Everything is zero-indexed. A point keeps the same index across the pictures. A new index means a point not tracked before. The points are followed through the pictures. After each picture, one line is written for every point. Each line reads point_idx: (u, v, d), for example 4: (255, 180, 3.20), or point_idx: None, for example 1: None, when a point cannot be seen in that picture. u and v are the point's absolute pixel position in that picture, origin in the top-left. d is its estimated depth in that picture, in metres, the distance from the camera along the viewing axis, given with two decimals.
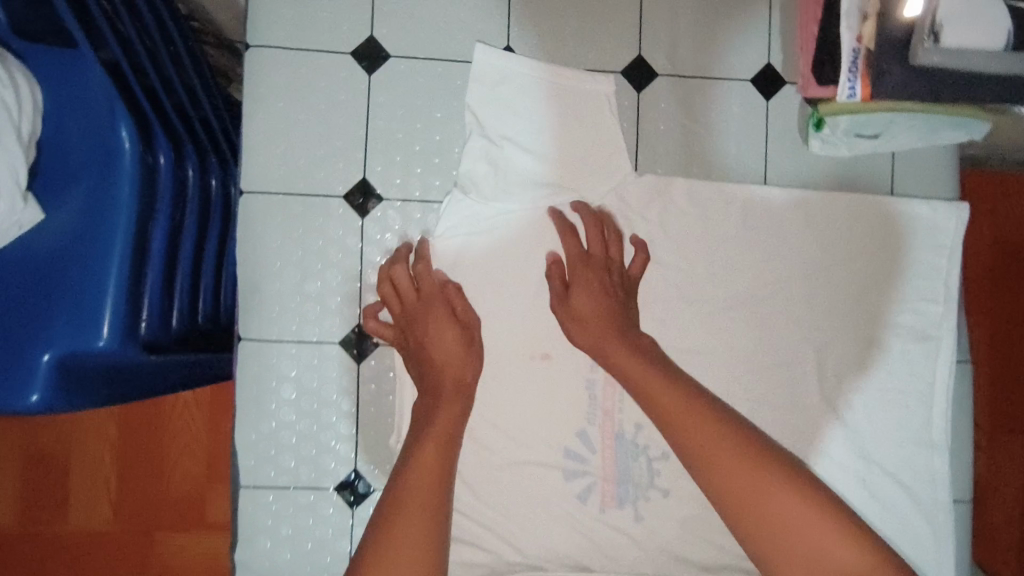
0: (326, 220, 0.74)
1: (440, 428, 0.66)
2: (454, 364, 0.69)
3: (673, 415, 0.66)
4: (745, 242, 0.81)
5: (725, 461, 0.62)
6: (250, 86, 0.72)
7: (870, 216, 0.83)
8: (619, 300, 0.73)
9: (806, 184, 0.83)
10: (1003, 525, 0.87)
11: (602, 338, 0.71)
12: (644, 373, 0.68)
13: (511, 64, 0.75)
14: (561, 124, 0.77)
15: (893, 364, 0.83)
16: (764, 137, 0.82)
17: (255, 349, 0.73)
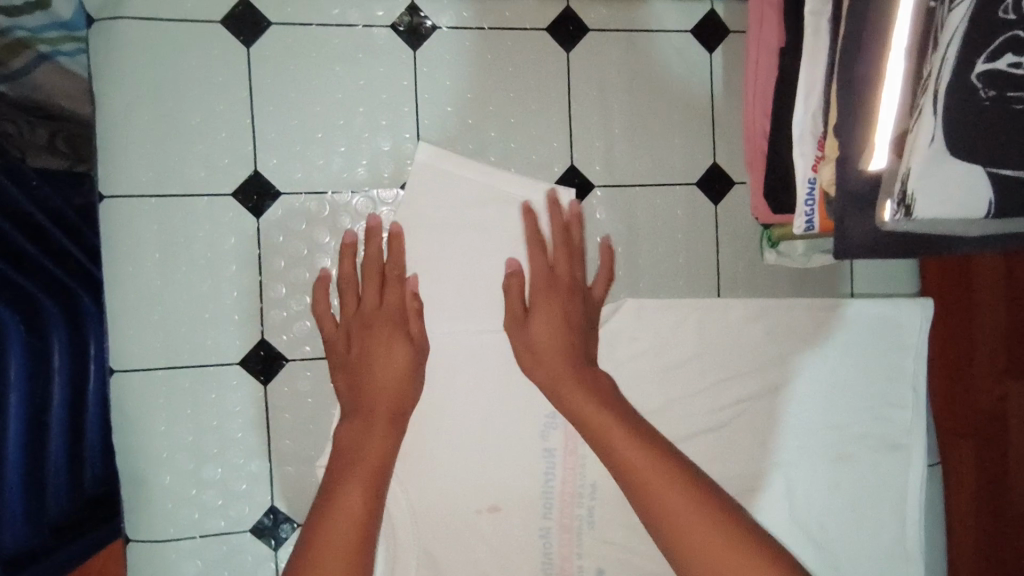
0: (221, 389, 0.63)
1: (369, 457, 0.57)
2: (392, 391, 0.60)
3: (611, 444, 0.57)
4: (706, 364, 0.72)
5: (658, 485, 0.53)
6: (113, 243, 0.61)
7: (845, 325, 0.74)
8: (582, 340, 0.63)
9: (770, 291, 0.74)
10: None
11: (568, 368, 0.61)
12: (580, 390, 0.60)
13: (450, 176, 0.66)
14: (494, 239, 0.67)
15: (864, 478, 0.74)
16: (715, 244, 0.73)
17: (150, 549, 0.63)
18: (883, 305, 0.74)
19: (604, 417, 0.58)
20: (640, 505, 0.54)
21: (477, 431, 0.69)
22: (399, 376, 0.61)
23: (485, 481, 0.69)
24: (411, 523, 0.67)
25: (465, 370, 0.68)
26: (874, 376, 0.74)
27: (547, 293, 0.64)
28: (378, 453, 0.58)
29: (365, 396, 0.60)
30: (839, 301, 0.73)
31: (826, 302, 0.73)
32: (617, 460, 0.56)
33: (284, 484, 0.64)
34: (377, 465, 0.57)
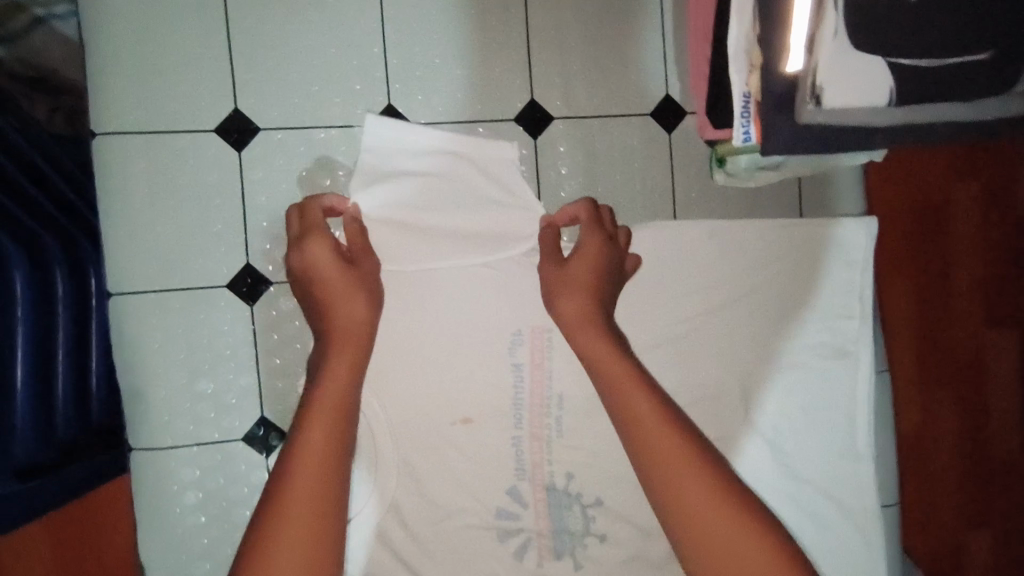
0: (210, 311, 0.69)
1: (331, 390, 0.57)
2: (351, 309, 0.60)
3: (623, 392, 0.58)
4: (666, 282, 0.77)
5: (667, 449, 0.54)
6: (103, 176, 0.66)
7: (798, 250, 0.79)
8: (604, 289, 0.65)
9: (723, 214, 0.79)
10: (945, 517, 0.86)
11: (588, 310, 0.63)
12: (596, 340, 0.62)
13: (402, 133, 0.70)
14: (452, 187, 0.72)
15: (814, 384, 0.79)
16: (670, 170, 0.78)
17: (149, 458, 0.69)
18: (836, 231, 0.79)
19: (619, 365, 0.60)
20: (637, 453, 0.56)
21: (449, 348, 0.74)
22: (347, 293, 0.61)
23: (457, 394, 0.74)
24: (387, 431, 0.73)
25: (435, 291, 0.74)
26: (828, 295, 0.79)
27: (603, 244, 0.67)
28: (340, 385, 0.57)
29: (326, 319, 0.60)
30: (791, 220, 0.79)
31: (781, 226, 0.78)
32: (623, 406, 0.57)
33: (273, 397, 0.70)
34: (344, 402, 0.56)
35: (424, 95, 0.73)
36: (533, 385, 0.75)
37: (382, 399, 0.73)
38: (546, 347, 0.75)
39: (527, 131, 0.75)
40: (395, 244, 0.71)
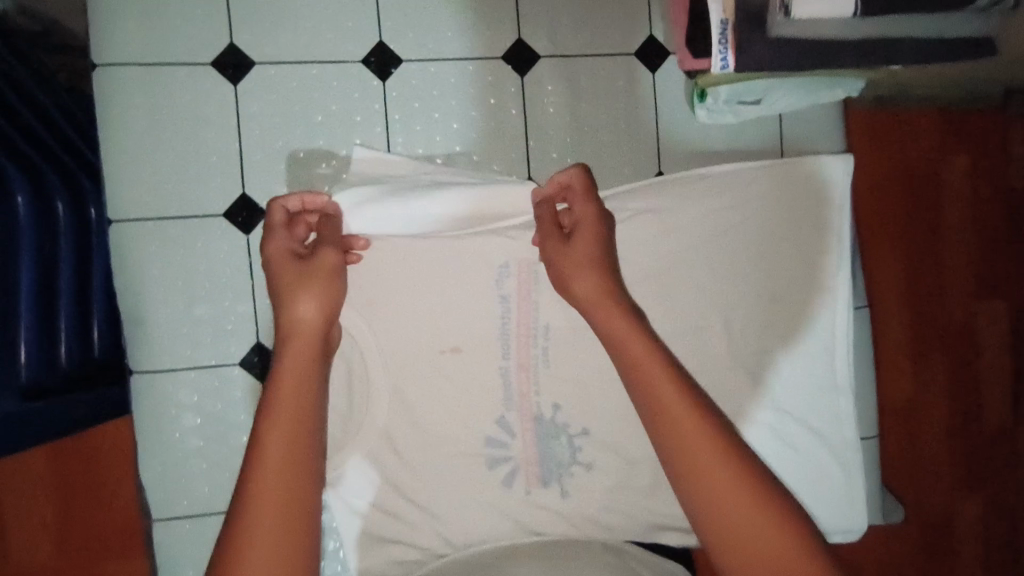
0: (207, 239, 0.71)
1: (286, 406, 0.45)
2: (301, 304, 0.50)
3: (642, 378, 0.50)
4: (651, 218, 0.79)
5: (718, 474, 0.46)
6: (103, 107, 0.69)
7: (778, 193, 0.81)
8: (613, 263, 0.59)
9: (706, 154, 0.82)
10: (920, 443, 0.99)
11: (605, 292, 0.56)
12: (622, 323, 0.54)
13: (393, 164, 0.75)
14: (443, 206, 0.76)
15: (794, 317, 0.81)
16: (654, 110, 0.80)
17: (150, 381, 0.72)
18: (816, 178, 0.81)
19: (636, 344, 0.52)
20: (663, 448, 0.48)
21: (438, 279, 0.76)
22: (307, 277, 0.51)
23: (446, 326, 0.77)
24: (378, 361, 0.76)
25: (426, 226, 0.76)
26: (806, 230, 0.81)
27: (598, 218, 0.61)
28: (295, 406, 0.45)
29: (278, 318, 0.50)
30: (766, 172, 0.81)
31: (760, 172, 0.81)
32: (646, 392, 0.50)
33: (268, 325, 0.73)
34: (301, 422, 0.45)
35: (414, 34, 0.75)
36: (519, 317, 0.77)
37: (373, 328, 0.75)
38: (533, 282, 0.77)
39: (514, 70, 0.77)
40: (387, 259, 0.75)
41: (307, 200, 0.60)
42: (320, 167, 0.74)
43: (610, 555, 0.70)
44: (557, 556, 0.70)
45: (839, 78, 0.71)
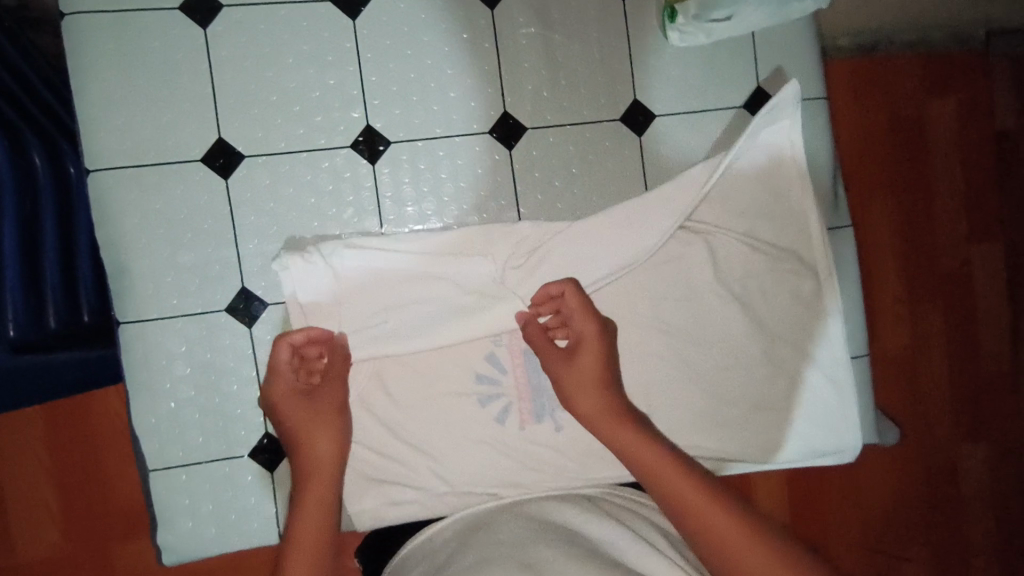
0: (187, 185, 0.72)
1: (314, 521, 0.61)
2: (321, 443, 0.66)
3: (651, 472, 0.62)
4: (626, 150, 0.80)
5: (703, 511, 0.57)
6: (76, 56, 0.70)
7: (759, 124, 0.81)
8: (613, 374, 0.70)
9: (683, 79, 0.80)
10: (912, 344, 1.19)
11: (604, 410, 0.67)
12: (634, 439, 0.64)
13: (367, 255, 0.73)
14: (418, 285, 0.75)
15: (772, 240, 0.81)
16: (625, 37, 0.80)
17: (138, 330, 0.71)
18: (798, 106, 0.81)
19: (648, 450, 0.63)
20: (692, 536, 0.56)
21: (420, 215, 0.77)
22: (312, 423, 0.67)
23: (429, 277, 0.75)
24: (362, 308, 0.74)
25: (405, 163, 0.76)
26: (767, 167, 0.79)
27: (598, 334, 0.71)
28: (320, 513, 0.62)
29: (300, 460, 0.65)
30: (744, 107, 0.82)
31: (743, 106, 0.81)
32: (665, 488, 0.60)
33: (252, 268, 0.74)
34: (321, 537, 0.61)
35: None
36: (503, 256, 0.76)
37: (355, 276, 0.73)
38: (512, 237, 0.76)
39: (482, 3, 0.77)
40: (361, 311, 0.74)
41: (320, 334, 0.71)
42: (295, 106, 0.74)
43: (611, 504, 0.69)
44: (561, 505, 0.69)
45: None
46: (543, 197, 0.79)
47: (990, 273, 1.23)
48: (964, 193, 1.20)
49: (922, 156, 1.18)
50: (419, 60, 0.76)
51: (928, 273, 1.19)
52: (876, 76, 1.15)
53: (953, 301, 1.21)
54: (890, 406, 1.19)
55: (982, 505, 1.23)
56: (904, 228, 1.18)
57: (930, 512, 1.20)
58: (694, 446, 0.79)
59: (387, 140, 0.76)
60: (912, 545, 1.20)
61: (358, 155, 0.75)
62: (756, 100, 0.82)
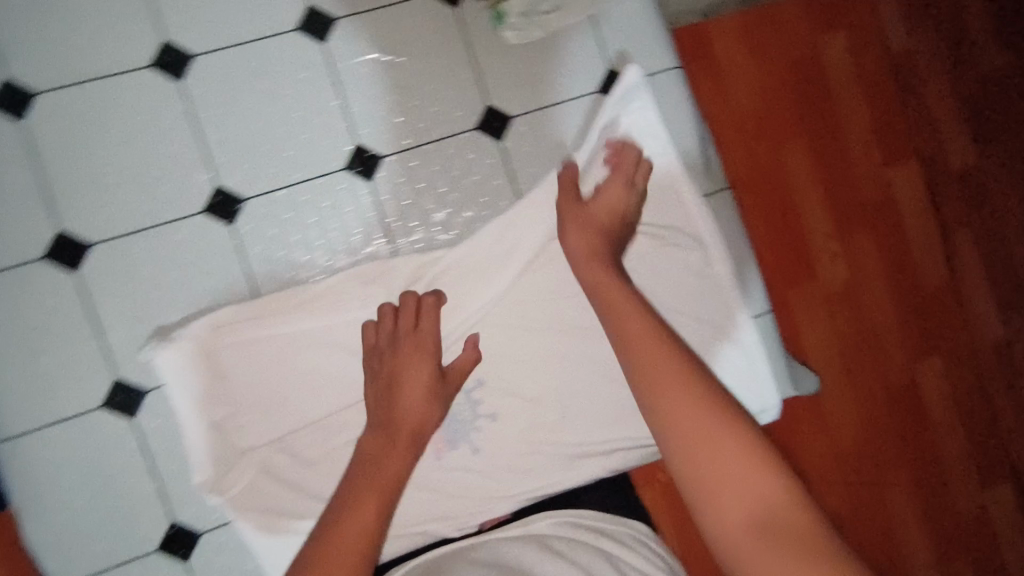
0: (35, 286, 0.69)
1: (387, 477, 0.67)
2: (416, 407, 0.71)
3: (660, 391, 0.54)
4: (489, 160, 0.78)
5: (675, 396, 0.53)
6: None
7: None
8: (613, 235, 0.72)
9: (533, 76, 0.79)
10: (845, 280, 1.20)
11: (594, 250, 0.69)
12: (669, 367, 0.56)
13: (245, 329, 0.72)
14: (306, 352, 0.74)
15: (652, 223, 0.80)
16: (466, 46, 0.77)
17: (14, 445, 0.69)
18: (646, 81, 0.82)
19: (669, 366, 0.56)
20: (654, 406, 0.54)
21: (290, 265, 0.74)
22: (425, 398, 0.71)
23: (316, 344, 0.74)
24: (252, 381, 0.73)
25: (264, 217, 0.73)
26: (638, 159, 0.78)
27: (622, 192, 0.74)
28: (396, 471, 0.68)
29: (394, 402, 0.71)
30: (599, 91, 0.80)
31: (597, 89, 0.80)
32: (646, 370, 0.56)
33: (125, 358, 0.71)
34: (391, 485, 0.66)
35: (195, 25, 0.72)
36: (380, 293, 0.75)
37: (238, 346, 0.72)
38: (387, 271, 0.75)
39: (313, 38, 0.74)
40: (253, 382, 0.73)
41: (389, 318, 0.74)
42: (135, 184, 0.71)
43: (568, 540, 0.68)
44: (515, 544, 0.67)
45: None
46: (414, 222, 0.77)
47: (911, 197, 1.25)
48: (872, 120, 1.23)
49: (821, 96, 1.19)
50: (258, 109, 0.73)
51: (854, 205, 1.22)
52: (766, 25, 1.17)
53: (879, 230, 1.23)
54: (836, 346, 1.20)
55: (947, 421, 1.26)
56: (823, 167, 1.20)
57: (902, 433, 1.23)
58: (614, 439, 0.81)
59: (241, 198, 0.73)
60: (890, 470, 1.22)
61: (213, 219, 0.72)
62: (611, 81, 0.81)
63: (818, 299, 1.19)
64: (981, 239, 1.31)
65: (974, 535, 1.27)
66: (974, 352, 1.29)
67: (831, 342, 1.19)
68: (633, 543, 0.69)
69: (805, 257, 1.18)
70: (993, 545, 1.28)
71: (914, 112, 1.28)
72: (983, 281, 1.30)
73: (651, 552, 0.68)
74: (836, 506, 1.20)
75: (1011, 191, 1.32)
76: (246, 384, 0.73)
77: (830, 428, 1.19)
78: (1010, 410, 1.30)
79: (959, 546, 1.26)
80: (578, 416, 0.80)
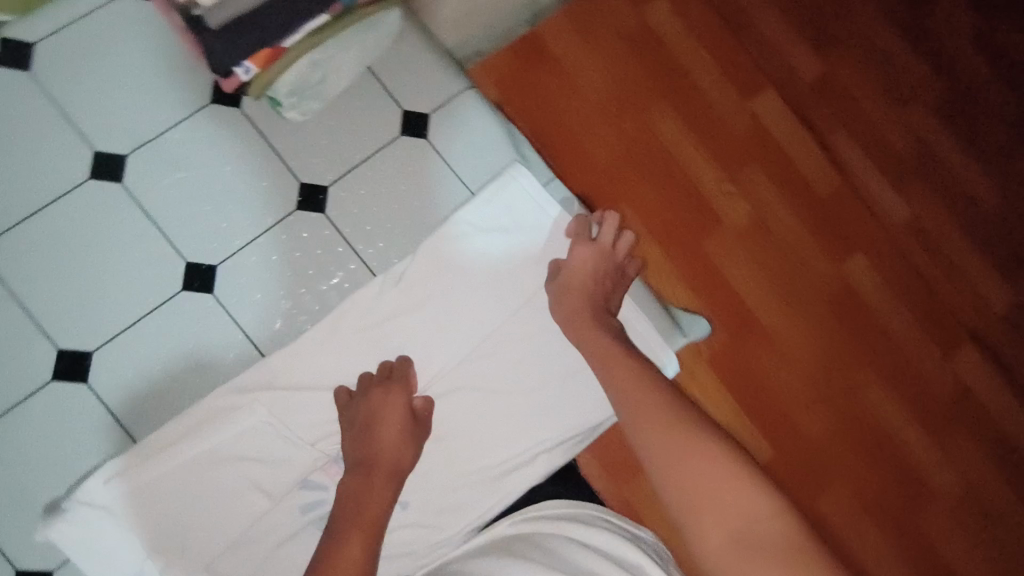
0: None
1: (370, 517, 0.65)
2: (390, 435, 0.72)
3: (642, 419, 0.60)
4: (325, 230, 0.80)
5: (651, 413, 0.60)
6: None
7: (421, 139, 0.84)
8: (601, 302, 0.79)
9: (335, 143, 0.82)
10: (738, 206, 1.25)
11: (581, 312, 0.77)
12: (657, 406, 0.60)
13: (134, 477, 0.70)
14: (205, 474, 0.72)
15: (505, 244, 0.83)
16: (262, 137, 0.79)
17: None
18: (442, 110, 0.85)
19: (651, 399, 0.62)
20: (630, 417, 0.61)
21: (159, 398, 0.74)
22: (400, 440, 0.73)
23: (212, 464, 0.73)
24: (159, 521, 0.71)
25: (119, 361, 0.74)
26: (497, 210, 0.83)
27: (598, 265, 0.81)
28: (382, 502, 0.68)
29: (374, 441, 0.72)
30: (402, 134, 0.84)
31: (400, 133, 0.84)
32: (626, 398, 0.64)
33: (19, 549, 0.69)
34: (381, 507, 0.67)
35: None
36: (269, 398, 0.75)
37: (133, 494, 0.70)
38: (264, 376, 0.75)
39: (111, 180, 0.76)
40: (160, 521, 0.71)
41: (388, 372, 0.77)
42: None
43: (534, 531, 0.71)
44: (483, 557, 0.68)
45: (366, 22, 0.74)
46: (269, 312, 0.78)
47: (774, 107, 1.30)
48: (716, 60, 1.29)
49: (654, 52, 1.27)
50: (84, 264, 0.74)
51: (730, 143, 1.27)
52: (592, 15, 1.25)
53: (757, 146, 1.28)
54: (753, 269, 1.24)
55: (891, 301, 1.29)
56: (684, 117, 1.26)
57: (854, 336, 1.26)
58: (535, 440, 0.82)
59: (89, 352, 0.73)
60: (856, 370, 1.25)
61: (67, 380, 0.72)
62: (409, 122, 0.84)
63: (726, 235, 1.24)
64: (859, 139, 1.34)
65: (953, 408, 1.28)
66: (892, 241, 1.32)
67: (757, 275, 1.24)
68: (595, 519, 0.73)
69: (702, 205, 1.24)
70: (977, 408, 1.29)
71: (757, 43, 1.33)
72: (873, 170, 1.34)
73: (609, 524, 0.72)
74: (819, 426, 1.22)
75: (866, 76, 1.37)
76: (153, 528, 0.71)
77: (784, 349, 1.23)
78: (942, 281, 1.33)
79: (943, 417, 1.27)
80: (495, 435, 0.81)
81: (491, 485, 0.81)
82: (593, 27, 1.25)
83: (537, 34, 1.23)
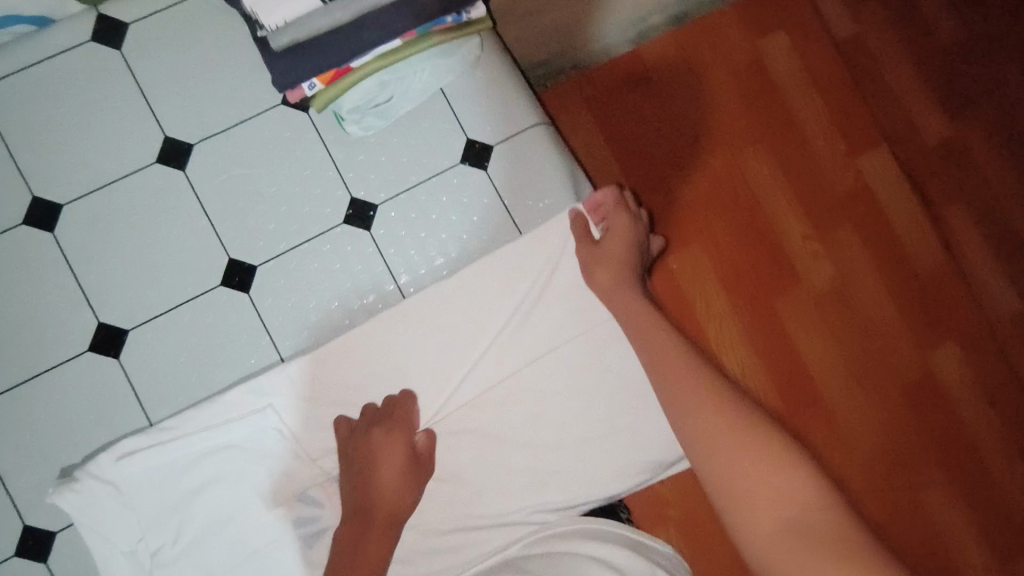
0: None
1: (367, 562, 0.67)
2: (389, 480, 0.72)
3: (693, 413, 0.63)
4: (366, 249, 0.79)
5: (701, 404, 0.63)
6: None
7: (479, 171, 0.81)
8: (632, 265, 0.79)
9: (393, 162, 0.80)
10: (819, 275, 1.15)
11: (619, 283, 0.76)
12: (707, 396, 0.63)
13: (143, 458, 0.72)
14: (209, 467, 0.74)
15: (545, 293, 0.79)
16: (324, 146, 0.79)
17: None
18: (507, 142, 0.81)
19: (700, 387, 0.65)
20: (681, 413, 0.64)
21: (180, 387, 0.76)
22: (403, 484, 0.72)
23: (217, 458, 0.74)
24: (158, 505, 0.73)
25: (150, 344, 0.76)
26: (541, 258, 0.79)
27: (625, 228, 0.80)
28: (380, 553, 0.69)
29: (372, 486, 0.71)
30: (461, 162, 0.81)
31: (459, 161, 0.81)
32: (676, 387, 0.66)
33: (31, 505, 0.73)
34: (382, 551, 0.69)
35: (65, 176, 0.77)
36: (283, 404, 0.75)
37: (141, 473, 0.73)
38: (279, 383, 0.75)
39: (174, 167, 0.77)
40: (158, 505, 0.73)
41: (393, 407, 0.75)
42: (21, 333, 0.75)
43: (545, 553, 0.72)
44: None
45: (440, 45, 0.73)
46: (297, 322, 0.78)
47: (884, 169, 1.18)
48: (829, 111, 1.18)
49: (759, 96, 1.17)
50: (135, 244, 0.76)
51: (827, 200, 1.16)
52: (699, 46, 1.17)
53: (855, 211, 1.16)
54: (822, 346, 1.14)
55: (978, 408, 1.14)
56: (779, 168, 1.16)
57: (928, 433, 1.13)
58: (537, 503, 0.78)
59: (124, 330, 0.76)
60: (922, 472, 1.12)
61: (102, 353, 0.75)
62: (471, 151, 0.81)
63: (802, 299, 1.14)
64: (982, 221, 1.18)
65: None
66: (997, 339, 1.16)
67: (829, 348, 1.14)
68: (607, 533, 0.74)
69: (783, 262, 1.14)
70: None
71: (879, 101, 1.20)
72: (990, 260, 1.17)
73: (621, 537, 0.74)
74: (872, 521, 1.11)
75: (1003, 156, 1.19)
76: (150, 511, 0.73)
77: (844, 432, 1.12)
78: None
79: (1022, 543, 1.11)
80: (497, 488, 0.78)
81: (483, 539, 0.77)
82: (697, 57, 1.17)
83: (633, 63, 1.17)
